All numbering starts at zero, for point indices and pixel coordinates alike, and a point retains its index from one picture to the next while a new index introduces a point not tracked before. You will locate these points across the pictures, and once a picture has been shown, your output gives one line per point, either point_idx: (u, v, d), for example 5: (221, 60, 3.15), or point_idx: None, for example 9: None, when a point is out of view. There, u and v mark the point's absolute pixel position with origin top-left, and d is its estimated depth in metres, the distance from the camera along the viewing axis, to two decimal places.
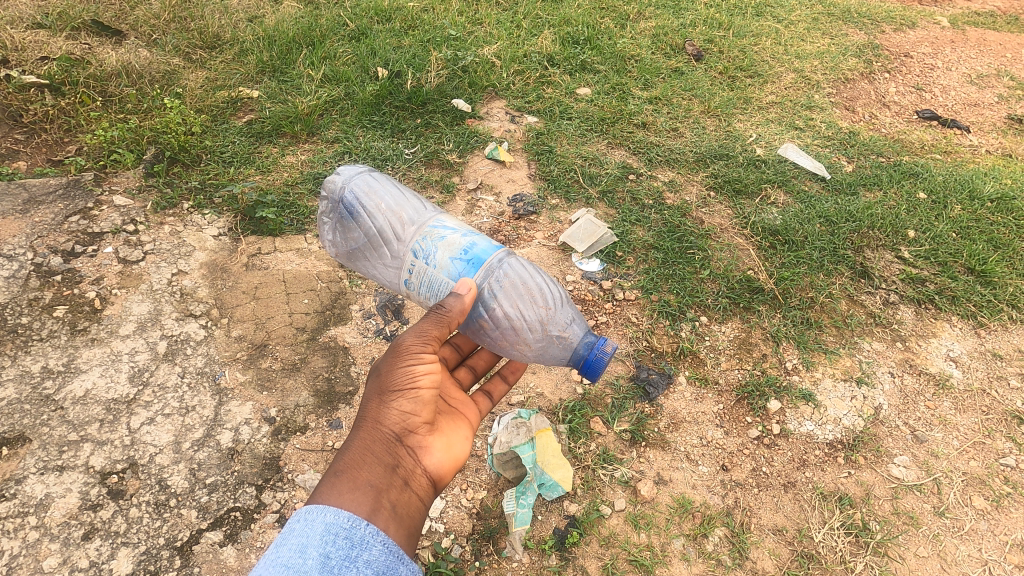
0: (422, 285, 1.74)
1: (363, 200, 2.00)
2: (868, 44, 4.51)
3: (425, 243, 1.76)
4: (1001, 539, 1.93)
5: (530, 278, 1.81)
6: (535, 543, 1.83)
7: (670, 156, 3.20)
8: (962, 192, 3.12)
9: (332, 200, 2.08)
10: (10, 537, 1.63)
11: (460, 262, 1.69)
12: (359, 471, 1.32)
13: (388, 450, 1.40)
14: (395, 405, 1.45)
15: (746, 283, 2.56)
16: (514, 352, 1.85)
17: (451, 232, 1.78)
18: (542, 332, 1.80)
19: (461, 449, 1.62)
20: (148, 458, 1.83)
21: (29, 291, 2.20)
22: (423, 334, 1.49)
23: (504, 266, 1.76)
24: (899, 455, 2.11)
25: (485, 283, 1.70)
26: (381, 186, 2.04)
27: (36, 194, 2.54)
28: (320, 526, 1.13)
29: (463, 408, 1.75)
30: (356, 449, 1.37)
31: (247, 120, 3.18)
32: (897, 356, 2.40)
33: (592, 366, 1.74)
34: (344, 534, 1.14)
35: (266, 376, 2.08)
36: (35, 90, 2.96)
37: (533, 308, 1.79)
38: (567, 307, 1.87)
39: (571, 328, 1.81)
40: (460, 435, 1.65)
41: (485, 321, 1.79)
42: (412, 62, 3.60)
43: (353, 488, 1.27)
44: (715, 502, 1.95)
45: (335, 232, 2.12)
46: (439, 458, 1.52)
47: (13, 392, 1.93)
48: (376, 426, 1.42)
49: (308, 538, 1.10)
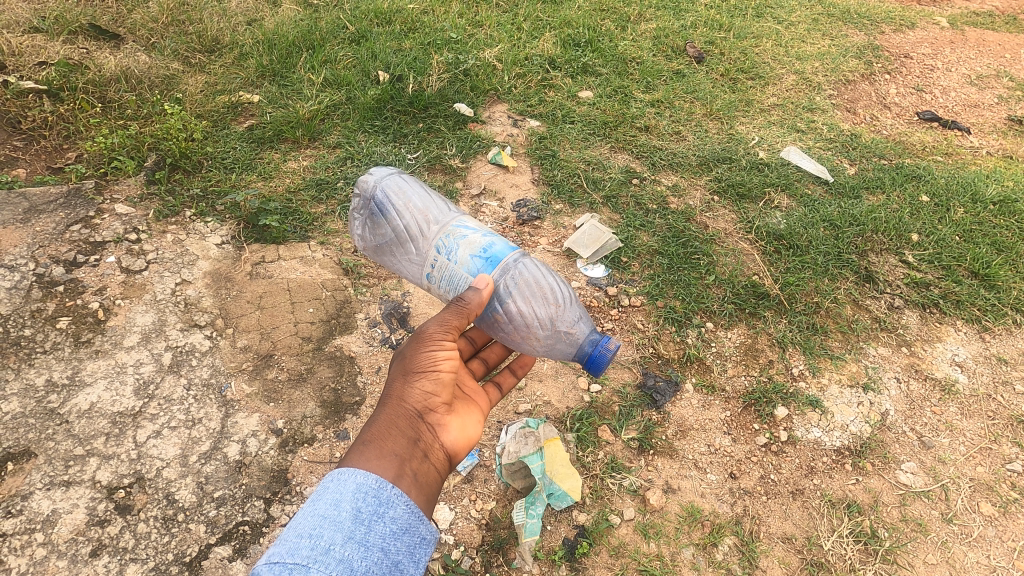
0: (443, 280, 1.75)
1: (393, 199, 2.02)
2: (868, 45, 4.51)
3: (448, 241, 1.77)
4: (1009, 545, 1.93)
5: (543, 276, 1.82)
6: (545, 553, 1.82)
7: (674, 160, 3.20)
8: (965, 195, 3.13)
9: (364, 198, 2.10)
10: (17, 555, 1.62)
11: (479, 260, 1.70)
12: (385, 441, 1.29)
13: (410, 424, 1.37)
14: (418, 384, 1.43)
15: (751, 289, 2.56)
16: (525, 346, 1.84)
17: (473, 231, 1.78)
18: (550, 328, 1.80)
19: (475, 430, 1.56)
20: (155, 472, 1.82)
21: (32, 302, 2.19)
22: (444, 322, 1.48)
23: (519, 264, 1.76)
24: (906, 461, 2.12)
25: (500, 281, 1.71)
26: (411, 187, 2.05)
27: (37, 203, 2.51)
28: (352, 484, 1.13)
29: (476, 396, 1.68)
30: (381, 423, 1.34)
31: (248, 125, 3.16)
32: (902, 361, 2.40)
33: (595, 361, 1.71)
34: (374, 491, 1.13)
35: (272, 388, 2.07)
36: (33, 96, 2.93)
37: (543, 305, 1.80)
38: (576, 307, 1.88)
39: (578, 325, 1.81)
40: (473, 417, 1.59)
41: (500, 315, 1.79)
42: (413, 65, 3.58)
43: (380, 455, 1.24)
44: (724, 510, 1.95)
45: (364, 227, 2.11)
46: (456, 436, 1.47)
47: (18, 406, 1.91)
48: (400, 403, 1.40)
49: (341, 494, 1.10)
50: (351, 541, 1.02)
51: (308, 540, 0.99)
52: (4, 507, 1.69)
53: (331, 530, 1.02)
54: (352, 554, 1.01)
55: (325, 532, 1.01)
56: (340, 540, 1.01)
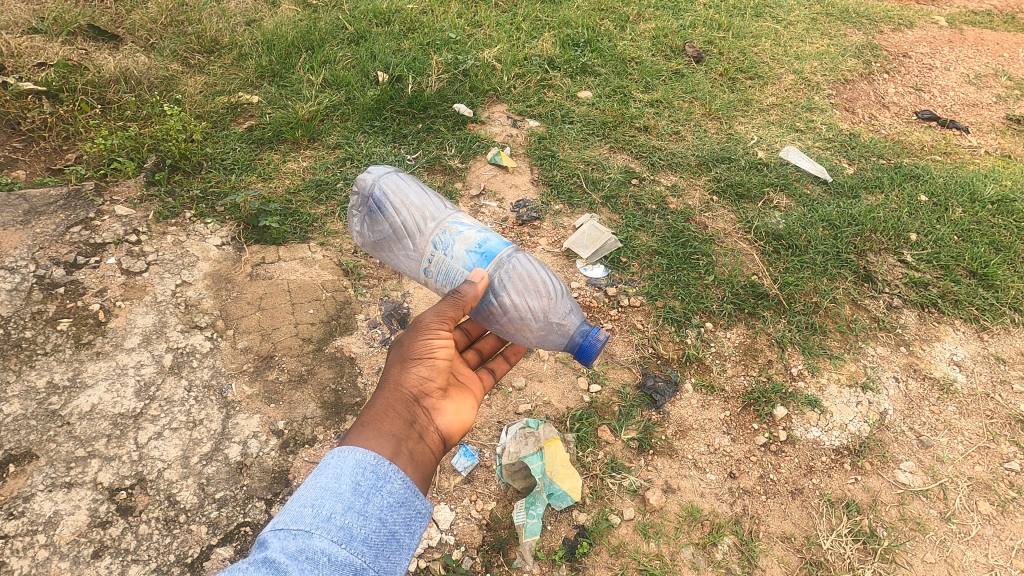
0: (440, 274, 1.76)
1: (391, 197, 2.02)
2: (867, 45, 4.51)
3: (444, 236, 1.77)
4: (1007, 544, 1.94)
5: (536, 270, 1.84)
6: (545, 553, 1.83)
7: (673, 160, 3.20)
8: (963, 195, 3.13)
9: (363, 195, 2.10)
10: (19, 556, 1.62)
11: (474, 255, 1.71)
12: (383, 422, 1.26)
13: (406, 407, 1.34)
14: (414, 369, 1.42)
15: (750, 289, 2.57)
16: (518, 338, 1.84)
17: (469, 228, 1.79)
18: (543, 319, 1.81)
19: (469, 415, 1.53)
20: (156, 473, 1.82)
21: (33, 304, 2.19)
22: (441, 312, 1.50)
23: (513, 259, 1.79)
24: (905, 460, 2.12)
25: (496, 276, 1.73)
26: (408, 185, 2.05)
27: (38, 204, 2.51)
28: (352, 460, 1.10)
29: (469, 383, 1.66)
30: (378, 406, 1.31)
31: (247, 126, 3.16)
32: (901, 361, 2.41)
33: (586, 351, 1.74)
34: (372, 466, 1.11)
35: (273, 389, 2.07)
36: (33, 97, 2.93)
37: (536, 297, 1.81)
38: (568, 300, 1.89)
39: (570, 317, 1.84)
40: (467, 403, 1.57)
41: (494, 308, 1.78)
42: (412, 66, 3.59)
43: (377, 435, 1.20)
44: (724, 510, 1.96)
45: (363, 223, 2.12)
46: (451, 420, 1.44)
47: (19, 408, 1.92)
48: (397, 387, 1.38)
49: (342, 468, 1.08)
50: (351, 510, 1.02)
51: (309, 509, 1.00)
52: (6, 509, 1.70)
53: (331, 500, 1.02)
54: (351, 523, 1.00)
55: (326, 502, 1.01)
56: (340, 510, 1.01)
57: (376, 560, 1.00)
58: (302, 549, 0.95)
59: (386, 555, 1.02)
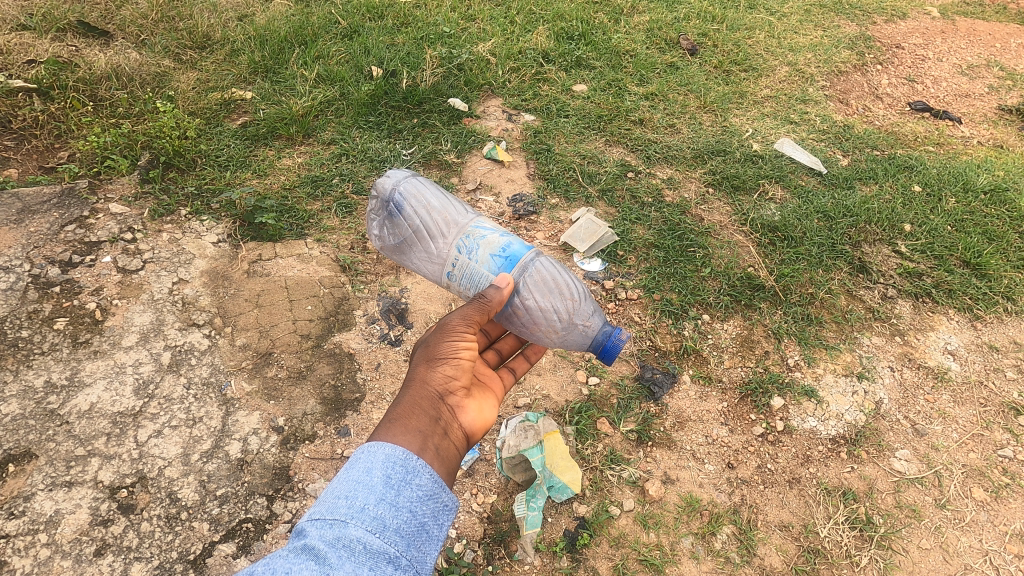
0: (465, 278, 1.77)
1: (411, 201, 2.03)
2: (860, 36, 4.52)
3: (468, 241, 1.78)
4: (1001, 529, 1.97)
5: (560, 273, 1.86)
6: (547, 545, 1.84)
7: (668, 153, 3.21)
8: (956, 185, 3.15)
9: (382, 199, 2.11)
10: (20, 556, 1.62)
11: (499, 259, 1.72)
12: (410, 418, 1.25)
13: (432, 404, 1.33)
14: (439, 369, 1.42)
15: (746, 280, 2.59)
16: (542, 338, 1.85)
17: (492, 232, 1.80)
18: (568, 319, 1.83)
19: (492, 414, 1.50)
20: (157, 471, 1.83)
21: (28, 304, 2.18)
22: (467, 316, 1.51)
23: (536, 262, 1.79)
24: (900, 449, 2.15)
25: (520, 279, 1.74)
26: (428, 189, 2.07)
27: (30, 204, 2.50)
28: (382, 455, 1.10)
29: (491, 381, 1.64)
30: (405, 403, 1.31)
31: (241, 122, 3.14)
32: (896, 351, 2.44)
33: (609, 350, 1.77)
34: (402, 460, 1.10)
35: (272, 386, 2.07)
36: (23, 94, 2.90)
37: (560, 299, 1.83)
38: (590, 302, 1.92)
39: (594, 318, 1.87)
40: (490, 402, 1.54)
41: (517, 308, 1.78)
42: (406, 60, 3.57)
43: (404, 431, 1.20)
44: (722, 500, 1.98)
45: (382, 227, 2.11)
46: (474, 417, 1.42)
47: (16, 408, 1.91)
48: (422, 385, 1.37)
49: (373, 462, 1.08)
50: (383, 501, 1.02)
51: (344, 500, 1.00)
52: (7, 509, 1.70)
53: (364, 492, 1.02)
54: (384, 513, 1.00)
55: (359, 493, 1.01)
56: (373, 501, 1.01)
57: (409, 549, 1.00)
58: (339, 537, 0.95)
59: (417, 545, 1.02)
